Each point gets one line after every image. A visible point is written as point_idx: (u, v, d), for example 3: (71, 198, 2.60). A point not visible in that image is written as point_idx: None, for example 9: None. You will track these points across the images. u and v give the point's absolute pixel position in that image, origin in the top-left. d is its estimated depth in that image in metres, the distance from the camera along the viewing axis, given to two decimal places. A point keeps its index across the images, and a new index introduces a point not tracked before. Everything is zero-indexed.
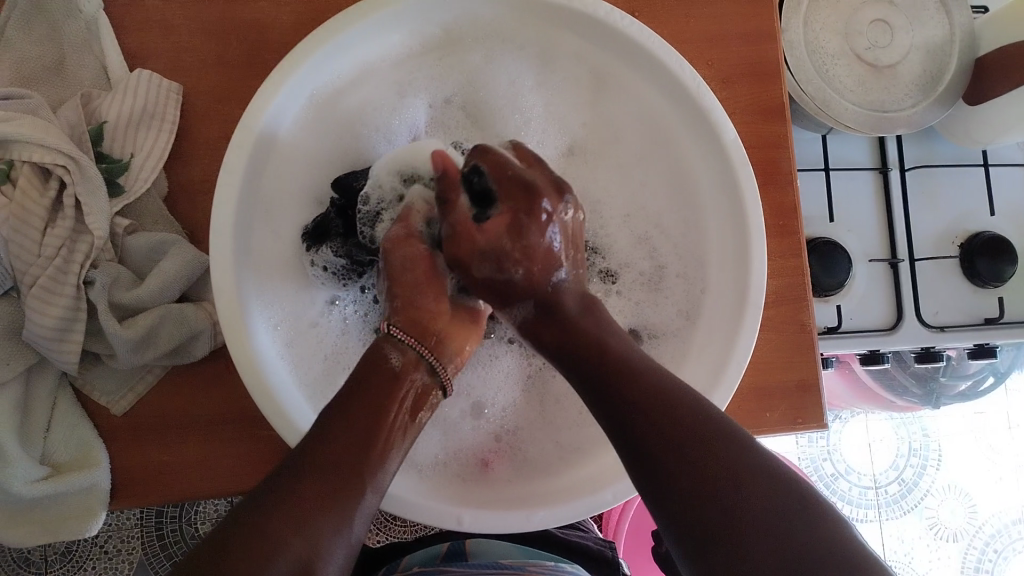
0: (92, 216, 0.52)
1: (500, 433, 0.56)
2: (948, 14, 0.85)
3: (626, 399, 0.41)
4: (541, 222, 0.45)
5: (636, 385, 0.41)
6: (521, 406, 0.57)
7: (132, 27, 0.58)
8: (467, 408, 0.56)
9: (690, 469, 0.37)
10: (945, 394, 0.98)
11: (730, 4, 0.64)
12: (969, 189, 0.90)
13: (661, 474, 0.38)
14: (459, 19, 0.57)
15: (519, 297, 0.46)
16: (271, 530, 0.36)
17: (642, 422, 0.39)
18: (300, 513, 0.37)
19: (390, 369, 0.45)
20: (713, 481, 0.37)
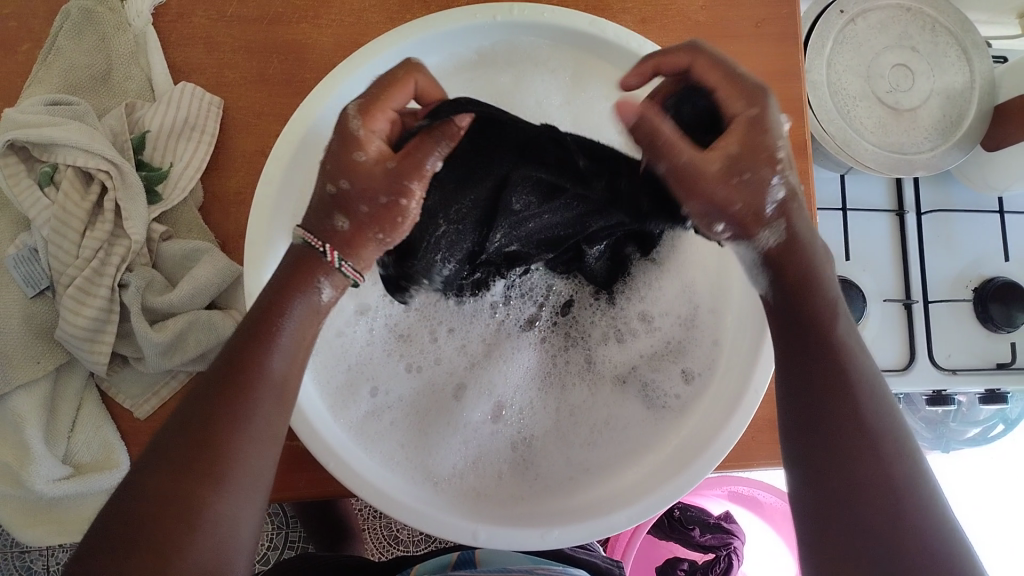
0: (130, 220, 0.54)
1: (516, 439, 0.57)
2: (969, 62, 0.87)
3: (815, 387, 0.44)
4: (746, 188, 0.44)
5: (828, 386, 0.43)
6: (540, 413, 0.58)
7: (177, 43, 0.60)
8: (488, 410, 0.57)
9: (847, 466, 0.41)
10: (955, 438, 0.99)
11: (756, 45, 0.66)
12: (984, 234, 0.91)
13: (815, 469, 0.42)
14: (495, 46, 0.59)
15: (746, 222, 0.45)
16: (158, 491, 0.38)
17: (825, 426, 0.43)
18: (193, 434, 0.40)
19: (314, 299, 0.43)
20: (850, 486, 0.41)
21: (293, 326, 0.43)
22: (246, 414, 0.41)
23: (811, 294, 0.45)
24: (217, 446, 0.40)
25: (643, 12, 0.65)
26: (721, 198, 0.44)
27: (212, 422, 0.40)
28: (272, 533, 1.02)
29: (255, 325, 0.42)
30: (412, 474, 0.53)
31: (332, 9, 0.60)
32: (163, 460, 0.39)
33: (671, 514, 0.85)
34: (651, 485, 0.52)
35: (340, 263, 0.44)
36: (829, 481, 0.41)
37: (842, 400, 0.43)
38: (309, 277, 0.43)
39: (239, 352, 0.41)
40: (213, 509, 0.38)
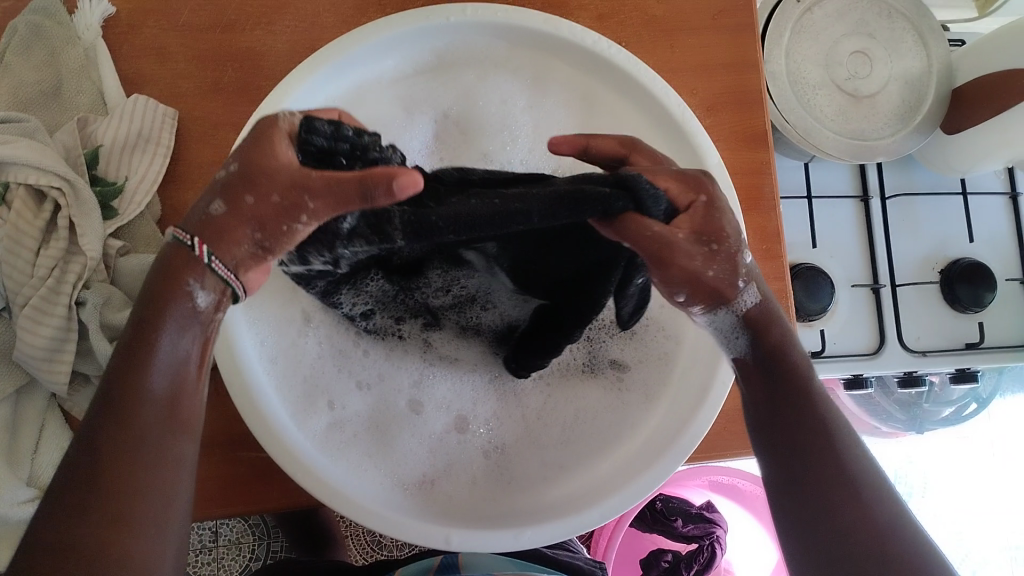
0: (86, 237, 0.53)
1: (486, 450, 0.56)
2: (926, 47, 0.88)
3: (779, 392, 0.47)
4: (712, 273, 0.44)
5: (796, 414, 0.46)
6: (507, 424, 0.57)
7: (129, 55, 0.60)
8: (450, 422, 0.56)
9: (818, 458, 0.45)
10: (929, 419, 1.00)
11: (714, 37, 0.66)
12: (948, 216, 0.92)
13: (793, 463, 0.46)
14: (452, 46, 0.59)
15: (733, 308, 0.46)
16: (80, 533, 0.38)
17: (796, 440, 0.46)
18: (96, 476, 0.39)
19: (190, 306, 0.42)
20: (824, 474, 0.44)
21: (178, 336, 0.42)
22: (155, 452, 0.40)
23: (776, 359, 0.48)
24: (119, 478, 0.39)
25: (600, 8, 0.65)
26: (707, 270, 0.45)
27: (104, 473, 0.39)
28: (253, 544, 1.01)
29: (126, 348, 0.41)
30: (380, 481, 0.53)
31: (286, 15, 0.60)
32: (69, 500, 0.38)
33: (653, 506, 0.85)
34: (619, 481, 0.52)
35: (210, 260, 0.42)
36: (798, 493, 0.45)
37: (814, 426, 0.46)
38: (180, 280, 0.42)
39: (122, 377, 0.41)
40: (127, 546, 0.38)
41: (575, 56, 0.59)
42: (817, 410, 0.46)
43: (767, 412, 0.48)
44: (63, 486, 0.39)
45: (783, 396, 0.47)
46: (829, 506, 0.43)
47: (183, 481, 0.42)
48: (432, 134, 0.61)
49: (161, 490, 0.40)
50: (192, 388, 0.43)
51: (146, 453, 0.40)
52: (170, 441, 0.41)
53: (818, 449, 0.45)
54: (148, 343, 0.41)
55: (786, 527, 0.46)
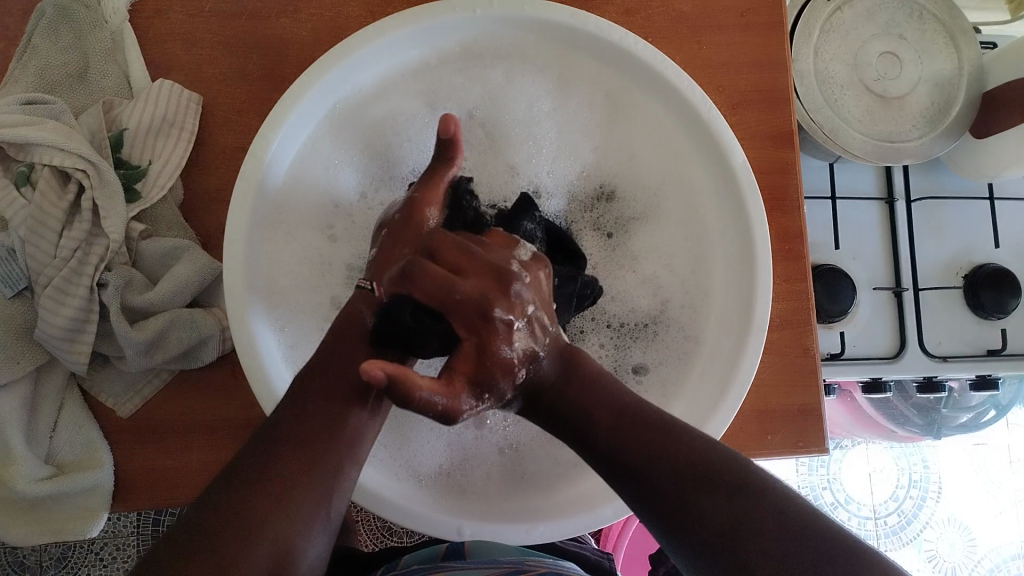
0: (109, 219, 0.53)
1: (504, 445, 0.55)
2: (957, 49, 0.87)
3: (600, 414, 0.42)
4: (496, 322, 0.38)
5: (646, 438, 0.41)
6: (526, 417, 0.55)
7: (155, 39, 0.60)
8: (470, 416, 0.54)
9: (678, 469, 0.40)
10: (947, 424, 0.99)
11: (742, 33, 0.65)
12: (974, 221, 0.91)
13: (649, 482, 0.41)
14: (478, 38, 0.58)
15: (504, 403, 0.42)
16: (245, 514, 0.39)
17: (657, 466, 0.40)
18: (270, 469, 0.40)
19: (364, 335, 0.44)
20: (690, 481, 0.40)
21: (346, 360, 0.43)
22: (333, 464, 0.42)
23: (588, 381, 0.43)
24: (289, 475, 0.40)
25: (627, 2, 0.64)
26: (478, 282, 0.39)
27: (281, 467, 0.41)
28: None
29: (352, 371, 0.43)
30: (394, 471, 0.53)
31: (312, 3, 0.60)
32: (238, 491, 0.40)
33: None
34: None
35: (390, 302, 0.45)
36: (703, 527, 0.39)
37: (645, 439, 0.41)
38: (355, 312, 0.45)
39: (312, 392, 0.43)
40: (287, 543, 0.40)
41: (601, 50, 0.58)
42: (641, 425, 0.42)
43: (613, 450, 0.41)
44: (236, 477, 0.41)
45: (628, 434, 0.41)
46: (727, 527, 0.39)
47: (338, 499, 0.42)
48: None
49: (319, 504, 0.41)
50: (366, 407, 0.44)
51: (320, 467, 0.41)
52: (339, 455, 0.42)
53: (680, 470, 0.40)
54: (345, 368, 0.43)
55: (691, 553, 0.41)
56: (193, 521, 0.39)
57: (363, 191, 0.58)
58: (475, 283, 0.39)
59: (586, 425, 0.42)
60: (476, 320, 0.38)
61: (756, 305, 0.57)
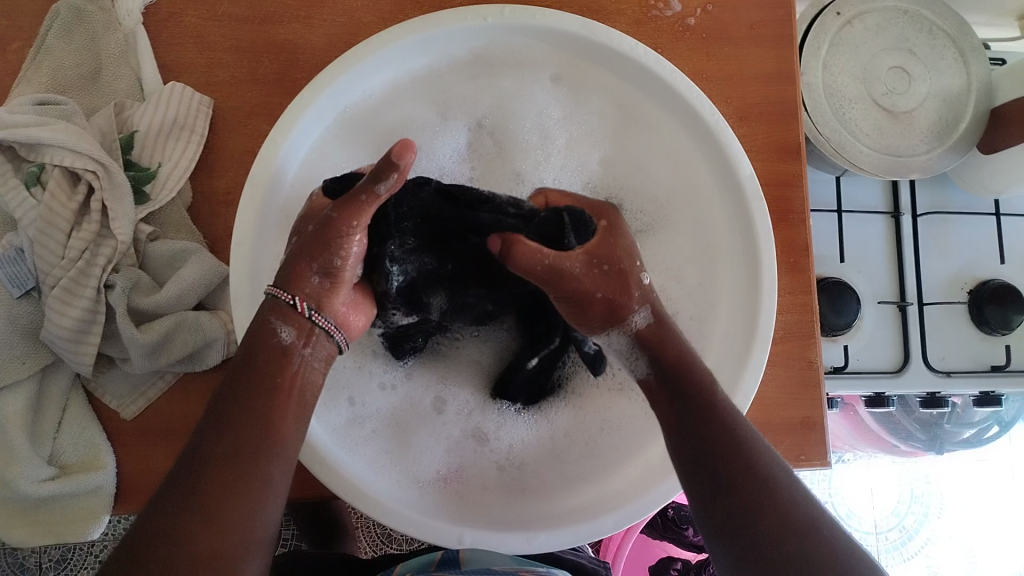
0: (118, 221, 0.53)
1: (504, 459, 0.55)
2: (966, 65, 0.86)
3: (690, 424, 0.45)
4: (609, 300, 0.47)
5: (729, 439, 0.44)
6: (526, 429, 0.56)
7: (167, 42, 0.60)
8: (469, 428, 0.55)
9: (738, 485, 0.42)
10: (950, 441, 0.98)
11: (751, 46, 0.65)
12: (980, 237, 0.91)
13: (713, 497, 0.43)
14: (491, 45, 0.59)
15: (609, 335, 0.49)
16: (181, 526, 0.38)
17: (724, 481, 0.42)
18: (200, 481, 0.39)
19: (279, 345, 0.43)
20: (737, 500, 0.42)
21: (270, 371, 0.43)
22: (263, 472, 0.41)
23: (678, 374, 0.46)
24: (220, 483, 0.39)
25: (637, 13, 0.65)
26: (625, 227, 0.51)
27: (210, 473, 0.39)
28: None
29: (270, 384, 0.43)
30: (394, 477, 0.53)
31: (324, 9, 0.60)
32: (165, 508, 0.38)
33: (665, 514, 0.84)
34: (631, 494, 0.52)
35: (312, 314, 0.44)
36: (756, 522, 0.41)
37: (734, 440, 0.44)
38: (266, 322, 0.44)
39: (241, 394, 0.42)
40: (224, 545, 0.38)
41: (613, 62, 0.59)
42: (729, 427, 0.44)
43: (700, 435, 0.44)
44: (165, 492, 0.39)
45: (693, 424, 0.44)
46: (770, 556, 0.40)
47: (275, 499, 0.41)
48: (465, 143, 0.60)
49: (258, 502, 0.40)
50: (292, 412, 0.43)
51: (248, 473, 0.40)
52: (265, 458, 0.41)
53: (748, 472, 0.42)
54: (266, 386, 0.43)
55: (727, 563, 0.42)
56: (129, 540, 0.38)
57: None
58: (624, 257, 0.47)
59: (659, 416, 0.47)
60: (620, 275, 0.46)
61: (760, 316, 0.57)
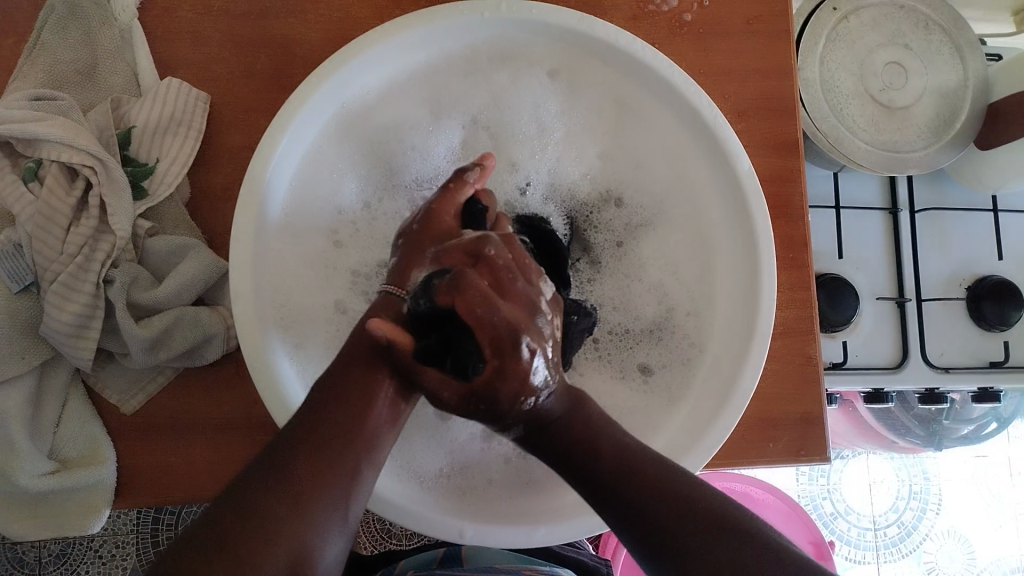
0: (115, 216, 0.53)
1: (514, 454, 0.54)
2: (962, 60, 0.87)
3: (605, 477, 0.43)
4: (520, 363, 0.39)
5: (635, 468, 0.43)
6: None
7: (165, 38, 0.60)
8: (484, 429, 0.54)
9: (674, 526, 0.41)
10: (948, 437, 0.98)
11: (748, 41, 0.65)
12: (977, 233, 0.91)
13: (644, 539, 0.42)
14: (489, 40, 0.59)
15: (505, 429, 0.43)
16: (267, 510, 0.38)
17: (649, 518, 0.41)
18: (289, 468, 0.40)
19: (383, 340, 0.44)
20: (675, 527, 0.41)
21: (371, 365, 0.43)
22: (351, 467, 0.41)
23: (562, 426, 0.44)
24: (310, 471, 0.40)
25: (635, 9, 0.64)
26: (506, 315, 0.39)
27: (300, 462, 0.40)
28: None
29: (373, 383, 0.43)
30: (397, 473, 0.52)
31: (322, 4, 0.60)
32: (252, 490, 0.39)
33: None
34: None
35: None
36: (685, 554, 0.40)
37: (638, 469, 0.43)
38: (372, 316, 0.45)
39: (336, 388, 0.43)
40: (304, 543, 0.38)
41: (612, 57, 0.59)
42: (628, 453, 0.44)
43: (599, 475, 0.43)
44: (252, 474, 0.40)
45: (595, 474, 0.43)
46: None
47: (357, 498, 0.42)
48: (459, 141, 0.60)
49: (342, 497, 0.41)
50: (388, 412, 0.44)
51: (335, 467, 0.41)
52: (355, 458, 0.42)
53: (668, 495, 0.42)
54: (369, 383, 0.43)
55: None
56: (214, 513, 0.38)
57: (366, 201, 0.58)
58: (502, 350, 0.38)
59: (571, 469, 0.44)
60: (495, 386, 0.39)
61: (760, 311, 0.57)
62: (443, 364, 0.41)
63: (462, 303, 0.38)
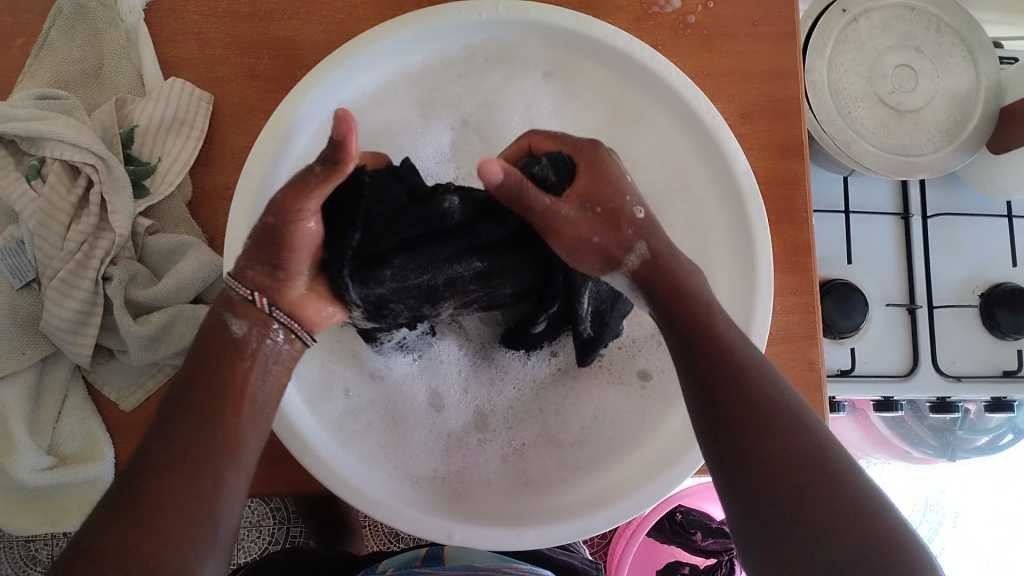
0: (116, 213, 0.54)
1: (506, 452, 0.55)
2: (975, 63, 0.85)
3: (714, 374, 0.42)
4: (620, 185, 0.45)
5: (759, 406, 0.41)
6: (529, 424, 0.56)
7: (169, 39, 0.60)
8: (472, 419, 0.56)
9: (766, 430, 0.40)
10: (962, 447, 0.97)
11: (753, 43, 0.65)
12: (991, 238, 0.89)
13: (738, 437, 0.41)
14: (484, 44, 0.58)
15: (625, 261, 0.44)
16: (135, 525, 0.38)
17: (742, 414, 0.41)
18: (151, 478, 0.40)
19: (233, 336, 0.43)
20: (763, 436, 0.40)
21: (225, 367, 0.42)
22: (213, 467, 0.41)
23: (673, 296, 0.44)
24: (170, 479, 0.40)
25: (638, 10, 0.64)
26: (576, 138, 0.47)
27: (165, 469, 0.40)
28: (274, 528, 1.01)
29: (221, 390, 0.42)
30: (388, 473, 0.52)
31: (325, 5, 0.60)
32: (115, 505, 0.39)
33: (674, 517, 0.86)
34: (631, 488, 0.51)
35: (272, 310, 0.43)
36: (770, 460, 0.40)
37: (739, 377, 0.42)
38: (219, 315, 0.43)
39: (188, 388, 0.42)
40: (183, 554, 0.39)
41: (612, 59, 0.58)
42: (735, 364, 0.42)
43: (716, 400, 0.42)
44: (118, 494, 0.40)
45: (705, 365, 0.43)
46: (787, 488, 0.39)
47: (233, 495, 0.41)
48: (450, 142, 0.60)
49: (213, 494, 0.40)
50: (247, 415, 0.43)
51: (197, 468, 0.40)
52: (215, 468, 0.41)
53: (780, 449, 0.40)
54: (218, 389, 0.42)
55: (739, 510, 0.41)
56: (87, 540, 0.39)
57: None
58: (609, 189, 0.44)
59: (691, 344, 0.43)
60: (612, 214, 0.44)
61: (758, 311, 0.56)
62: (542, 170, 0.45)
63: (534, 137, 0.48)
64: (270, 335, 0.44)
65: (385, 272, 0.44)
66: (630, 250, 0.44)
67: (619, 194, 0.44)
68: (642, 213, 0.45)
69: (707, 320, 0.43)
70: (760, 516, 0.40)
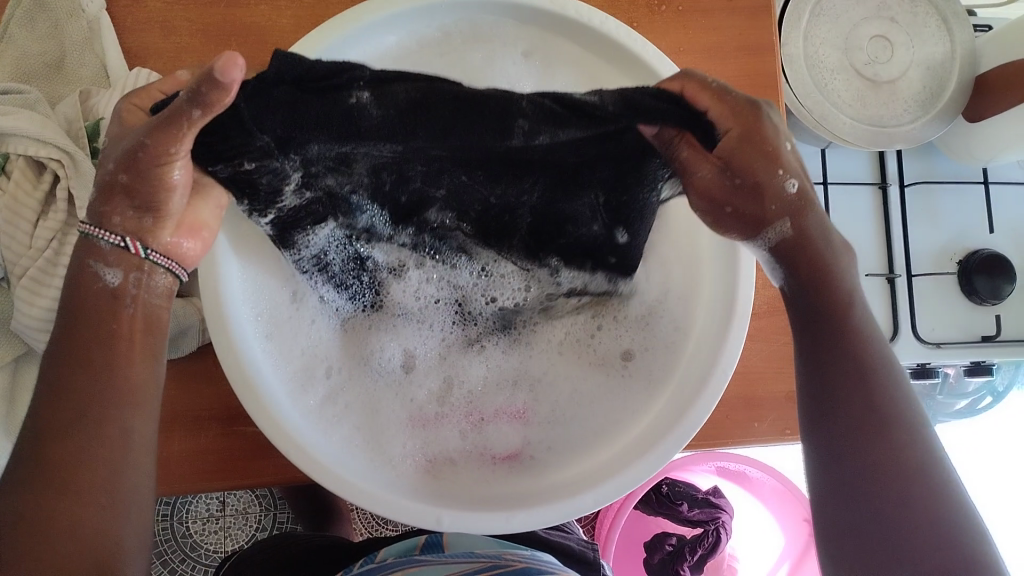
0: (84, 209, 0.52)
1: (466, 428, 0.55)
2: (949, 32, 0.85)
3: (845, 367, 0.48)
4: (772, 170, 0.47)
5: (880, 416, 0.46)
6: (497, 395, 0.56)
7: (132, 28, 0.59)
8: (438, 387, 0.56)
9: (883, 428, 0.46)
10: (943, 411, 0.98)
11: (728, 17, 0.64)
12: (968, 206, 0.90)
13: (845, 423, 0.47)
14: (458, 24, 0.58)
15: (756, 230, 0.49)
16: (43, 472, 0.41)
17: (863, 403, 0.47)
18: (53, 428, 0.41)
19: (105, 287, 0.44)
20: (877, 430, 0.46)
21: (100, 316, 0.43)
22: (115, 418, 0.43)
23: (813, 289, 0.49)
24: (72, 429, 0.42)
25: None
26: (736, 96, 0.46)
27: (68, 423, 0.42)
28: (260, 515, 1.01)
29: (110, 331, 0.43)
30: (371, 459, 0.51)
31: None
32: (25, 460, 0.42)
33: (660, 490, 0.88)
34: (615, 466, 0.50)
35: (148, 254, 0.45)
36: (880, 452, 0.45)
37: (864, 374, 0.47)
38: (87, 264, 0.44)
39: (78, 332, 0.43)
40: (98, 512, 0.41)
41: (587, 36, 0.57)
42: (868, 362, 0.48)
43: (839, 406, 0.47)
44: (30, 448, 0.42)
45: (836, 353, 0.48)
46: (888, 480, 0.45)
47: (137, 449, 0.43)
48: None
49: (119, 448, 0.42)
50: (138, 353, 0.44)
51: (98, 419, 0.42)
52: (119, 410, 0.43)
53: (883, 446, 0.45)
54: (105, 333, 0.43)
55: (836, 485, 0.47)
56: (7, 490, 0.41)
57: None
58: (761, 165, 0.47)
59: (827, 331, 0.49)
60: (753, 186, 0.47)
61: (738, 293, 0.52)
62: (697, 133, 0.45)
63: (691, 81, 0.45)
64: (147, 277, 0.45)
65: (311, 144, 0.40)
66: (772, 221, 0.48)
67: (772, 173, 0.47)
68: (794, 185, 0.48)
69: (847, 319, 0.49)
70: (850, 497, 0.46)
